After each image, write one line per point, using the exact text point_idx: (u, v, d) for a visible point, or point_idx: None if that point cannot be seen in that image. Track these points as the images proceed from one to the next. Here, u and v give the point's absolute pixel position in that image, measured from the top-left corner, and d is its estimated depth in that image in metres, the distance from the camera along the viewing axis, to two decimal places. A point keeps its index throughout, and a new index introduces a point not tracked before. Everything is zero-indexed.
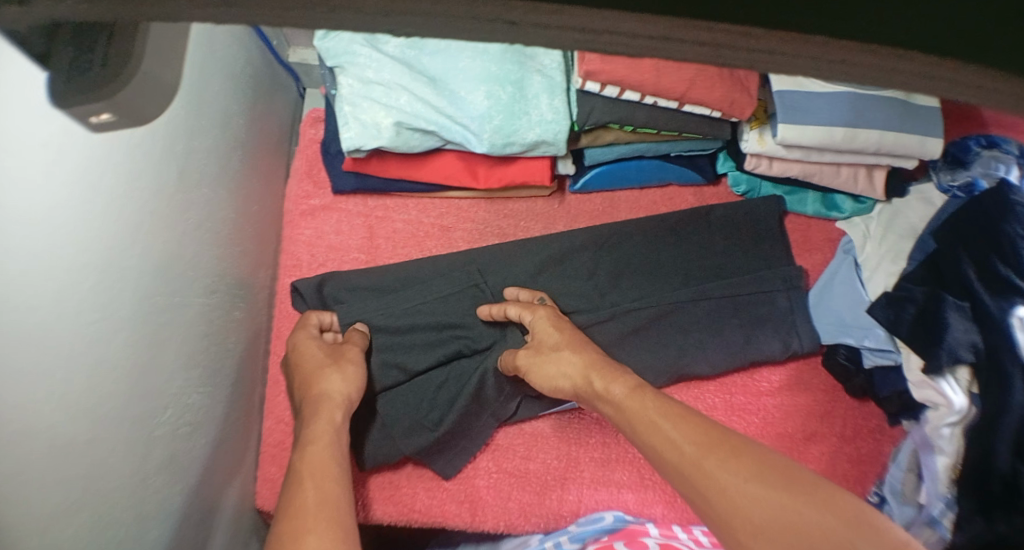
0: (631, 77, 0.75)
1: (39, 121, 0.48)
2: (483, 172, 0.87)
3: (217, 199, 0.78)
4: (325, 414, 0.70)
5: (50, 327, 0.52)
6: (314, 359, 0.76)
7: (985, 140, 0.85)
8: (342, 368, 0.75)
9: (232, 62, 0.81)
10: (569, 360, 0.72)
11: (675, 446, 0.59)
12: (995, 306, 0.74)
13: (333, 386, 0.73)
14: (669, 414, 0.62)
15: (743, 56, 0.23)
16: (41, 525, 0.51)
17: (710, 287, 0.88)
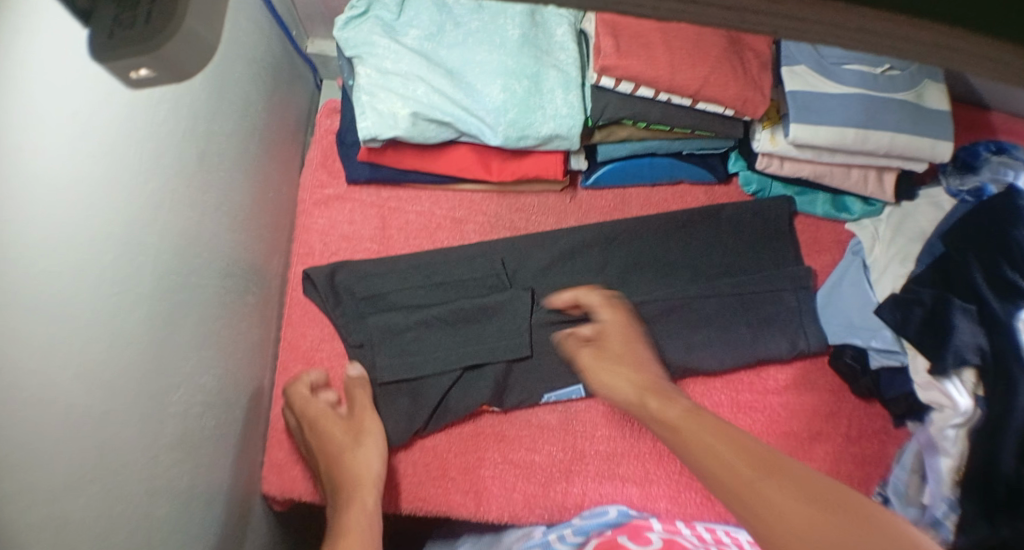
0: (646, 73, 0.76)
1: (64, 96, 0.51)
2: (496, 165, 0.87)
3: (235, 183, 0.80)
4: (359, 502, 0.73)
5: (71, 297, 0.54)
6: (336, 431, 0.78)
7: (995, 146, 0.88)
8: (371, 441, 0.78)
9: (253, 50, 0.83)
10: (636, 375, 0.71)
11: (732, 467, 0.58)
12: (1002, 309, 0.75)
13: (366, 462, 0.76)
14: (732, 447, 0.60)
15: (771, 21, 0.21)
16: (56, 491, 0.53)
17: (720, 284, 0.88)
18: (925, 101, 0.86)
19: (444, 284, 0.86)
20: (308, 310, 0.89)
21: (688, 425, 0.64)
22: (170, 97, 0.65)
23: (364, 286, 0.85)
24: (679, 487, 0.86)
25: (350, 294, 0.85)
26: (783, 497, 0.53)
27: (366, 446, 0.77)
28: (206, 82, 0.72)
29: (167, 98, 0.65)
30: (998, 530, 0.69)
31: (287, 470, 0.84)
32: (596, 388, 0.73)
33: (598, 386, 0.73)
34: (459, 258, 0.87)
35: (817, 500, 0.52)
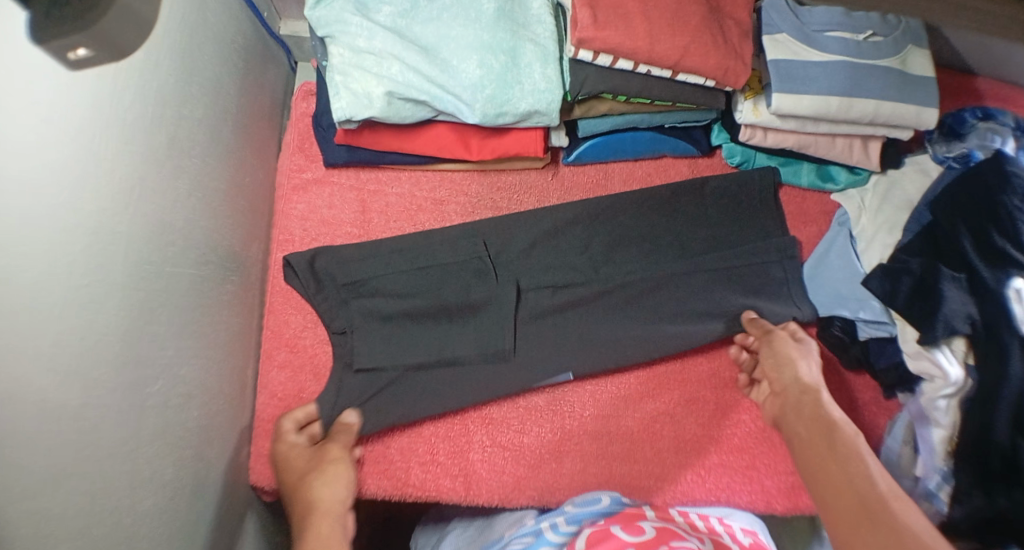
0: (625, 44, 0.75)
1: (21, 81, 0.50)
2: (475, 143, 0.86)
3: (208, 169, 0.78)
4: (315, 528, 0.72)
5: (40, 288, 0.53)
6: (297, 466, 0.77)
7: (981, 112, 0.87)
8: (330, 468, 0.76)
9: (223, 31, 0.81)
10: (801, 381, 0.79)
11: (812, 461, 0.70)
12: (992, 277, 0.75)
13: (323, 492, 0.74)
14: (809, 448, 0.72)
15: None
16: (34, 486, 0.52)
17: (707, 261, 0.88)
18: (909, 67, 0.84)
19: (426, 267, 0.84)
20: (289, 296, 0.88)
21: (809, 428, 0.73)
22: (136, 82, 0.64)
23: (345, 272, 0.83)
24: (669, 464, 0.86)
25: (331, 279, 0.84)
26: (841, 498, 0.64)
27: (328, 475, 0.76)
28: (172, 65, 0.70)
29: (133, 83, 0.63)
30: (997, 501, 0.72)
31: None
32: (773, 382, 0.81)
33: (774, 386, 0.81)
34: (443, 240, 0.86)
35: (860, 502, 0.63)
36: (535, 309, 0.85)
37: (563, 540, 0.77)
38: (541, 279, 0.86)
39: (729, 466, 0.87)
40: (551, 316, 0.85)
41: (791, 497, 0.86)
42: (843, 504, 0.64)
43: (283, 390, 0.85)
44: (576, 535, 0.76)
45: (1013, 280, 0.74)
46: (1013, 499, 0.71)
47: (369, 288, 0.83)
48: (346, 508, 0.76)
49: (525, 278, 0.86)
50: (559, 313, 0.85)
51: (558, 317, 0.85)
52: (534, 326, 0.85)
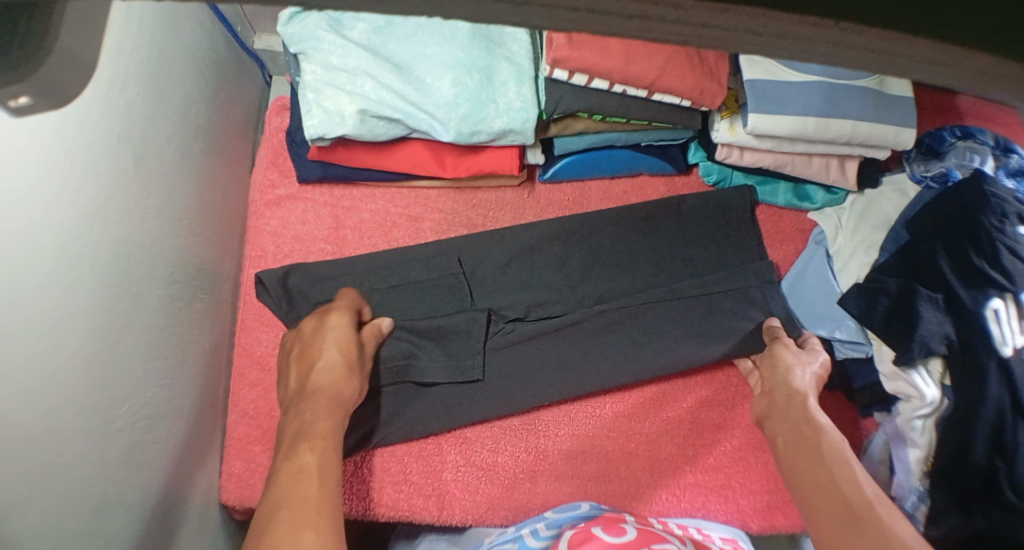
0: (600, 65, 0.74)
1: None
2: (450, 161, 0.85)
3: (178, 185, 0.77)
4: (325, 411, 0.70)
5: (6, 311, 0.52)
6: (327, 343, 0.75)
7: (961, 131, 0.87)
8: (360, 367, 0.75)
9: (194, 47, 0.80)
10: (791, 383, 0.79)
11: (800, 462, 0.71)
12: (970, 297, 0.75)
13: (343, 385, 0.73)
14: (799, 449, 0.73)
15: None
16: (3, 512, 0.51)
17: (684, 286, 0.87)
18: (886, 87, 0.84)
19: (399, 286, 0.84)
20: (261, 313, 0.87)
21: (801, 433, 0.74)
22: (104, 98, 0.63)
23: (318, 291, 0.83)
24: (644, 483, 0.85)
25: (304, 297, 0.83)
26: (829, 495, 0.66)
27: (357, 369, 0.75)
28: (141, 81, 0.69)
29: (100, 99, 0.62)
30: (974, 520, 0.72)
31: (245, 478, 0.83)
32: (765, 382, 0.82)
33: (765, 385, 0.82)
34: (419, 258, 0.86)
35: (844, 506, 0.64)
36: (502, 339, 0.84)
37: (544, 544, 0.75)
38: (517, 297, 0.85)
39: (705, 485, 0.86)
40: (520, 344, 0.84)
41: (766, 518, 0.86)
42: (828, 505, 0.65)
43: (255, 408, 0.84)
44: (558, 538, 0.74)
45: (991, 301, 0.74)
46: (991, 519, 0.71)
47: None
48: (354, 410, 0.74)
49: (500, 296, 0.86)
50: (533, 340, 0.84)
51: (533, 344, 0.84)
52: (504, 347, 0.83)
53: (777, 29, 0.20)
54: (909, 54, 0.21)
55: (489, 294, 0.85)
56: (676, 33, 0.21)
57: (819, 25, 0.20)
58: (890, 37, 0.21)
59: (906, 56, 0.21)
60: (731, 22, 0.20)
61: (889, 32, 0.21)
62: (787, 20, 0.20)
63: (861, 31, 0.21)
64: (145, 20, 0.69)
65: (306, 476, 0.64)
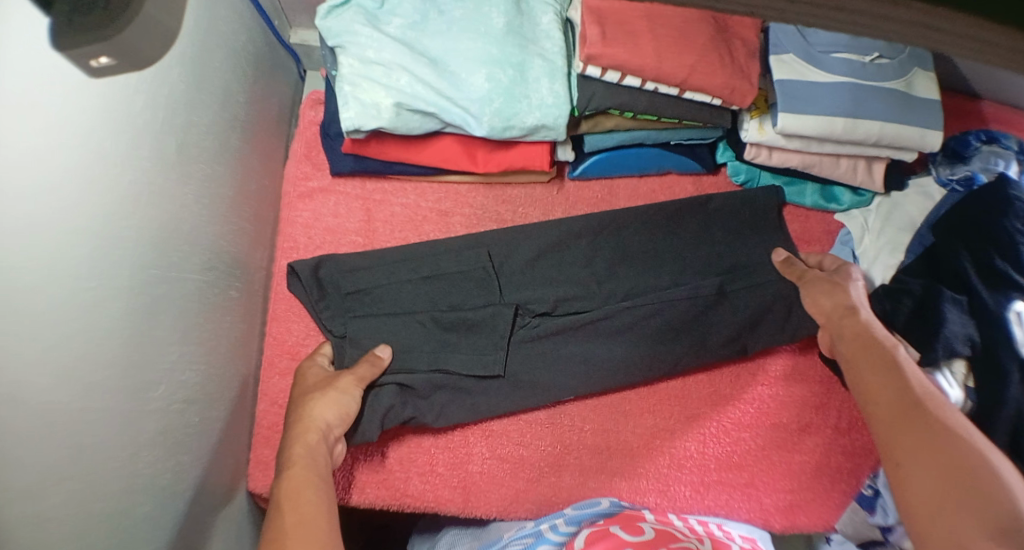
0: (632, 62, 0.75)
1: (51, 78, 0.51)
2: (481, 156, 0.86)
3: (215, 174, 0.78)
4: (304, 438, 0.71)
5: (47, 286, 0.53)
6: (309, 384, 0.78)
7: (986, 136, 0.89)
8: (334, 387, 0.76)
9: (235, 40, 0.82)
10: (845, 308, 0.76)
11: (856, 365, 0.70)
12: (992, 300, 0.76)
13: (317, 409, 0.74)
14: (857, 357, 0.71)
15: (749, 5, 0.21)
16: (37, 481, 0.53)
17: (705, 285, 0.86)
18: (913, 90, 0.85)
19: (430, 278, 0.84)
20: (292, 303, 0.88)
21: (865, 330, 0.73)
22: (147, 88, 0.64)
23: (349, 281, 0.83)
24: (668, 479, 0.86)
25: (335, 287, 0.84)
26: (894, 389, 0.65)
27: (336, 394, 0.75)
28: (182, 71, 0.70)
29: (144, 90, 0.64)
30: None
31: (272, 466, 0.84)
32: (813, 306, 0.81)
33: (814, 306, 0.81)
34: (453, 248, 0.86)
35: (905, 410, 0.62)
36: (528, 333, 0.84)
37: (563, 540, 0.77)
38: (545, 291, 0.85)
39: (726, 484, 0.87)
40: (550, 338, 0.84)
41: (788, 516, 0.87)
42: (889, 395, 0.65)
43: (284, 397, 0.86)
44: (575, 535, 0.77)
45: (1014, 303, 0.75)
46: None
47: (377, 298, 0.83)
48: (337, 433, 0.74)
49: (528, 289, 0.85)
50: (561, 336, 0.84)
51: (558, 339, 0.84)
52: (527, 341, 0.83)
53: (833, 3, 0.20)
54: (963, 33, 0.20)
55: (516, 289, 0.85)
56: None
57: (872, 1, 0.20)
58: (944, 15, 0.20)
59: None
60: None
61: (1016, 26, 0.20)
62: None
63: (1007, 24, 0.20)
64: (189, 14, 0.71)
65: (282, 502, 0.64)
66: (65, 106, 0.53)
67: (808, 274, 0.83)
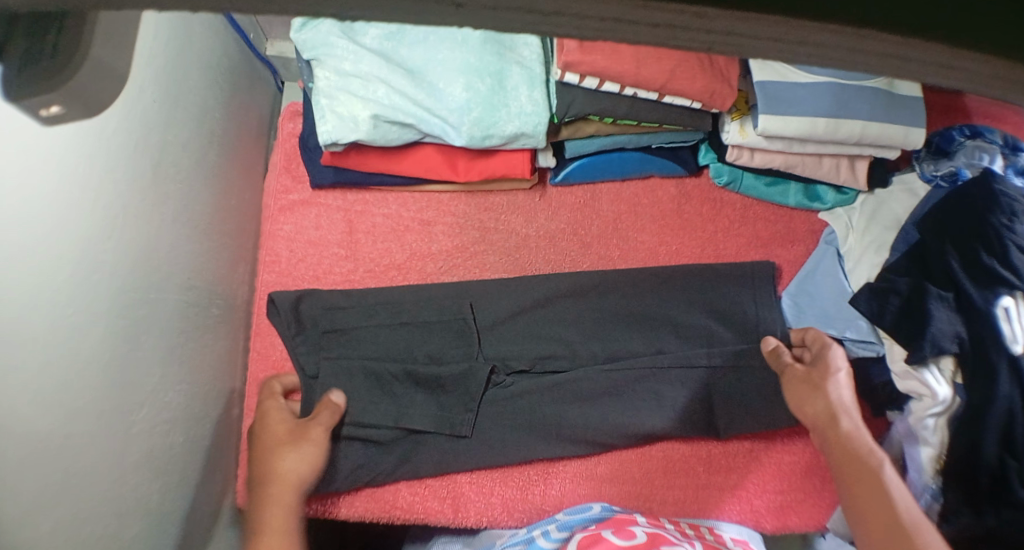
0: (612, 69, 0.74)
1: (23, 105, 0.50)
2: (462, 165, 0.86)
3: (193, 193, 0.78)
4: (274, 498, 0.72)
5: (29, 317, 0.52)
6: (277, 429, 0.76)
7: (969, 131, 0.87)
8: (305, 441, 0.75)
9: (209, 55, 0.81)
10: (835, 414, 0.75)
11: (850, 481, 0.70)
12: (980, 297, 0.75)
13: (286, 463, 0.73)
14: (851, 477, 0.70)
15: (701, 37, 0.21)
16: (28, 512, 0.53)
17: (689, 294, 0.88)
18: (896, 88, 0.84)
19: (408, 325, 0.83)
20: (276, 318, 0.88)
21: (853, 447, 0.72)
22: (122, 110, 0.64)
23: (327, 319, 0.82)
24: (656, 484, 0.86)
25: (314, 323, 0.83)
26: (891, 518, 0.65)
27: (303, 449, 0.75)
28: (157, 90, 0.70)
29: (118, 112, 0.63)
30: (985, 519, 0.72)
31: None
32: (798, 410, 0.79)
33: (800, 408, 0.79)
34: (430, 299, 0.85)
35: (899, 531, 0.63)
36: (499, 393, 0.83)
37: (553, 546, 0.78)
38: (525, 347, 0.84)
39: (718, 486, 0.87)
40: (519, 396, 0.84)
41: (780, 517, 0.87)
42: (885, 522, 0.65)
43: None
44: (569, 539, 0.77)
45: (1000, 299, 0.74)
46: (1001, 516, 0.71)
47: (350, 343, 0.82)
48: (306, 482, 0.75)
49: (508, 345, 0.85)
50: (532, 394, 0.83)
51: (531, 397, 0.84)
52: (500, 399, 0.83)
53: (797, 37, 0.21)
54: (926, 59, 0.21)
55: (498, 301, 0.85)
56: (700, 40, 0.21)
57: (835, 33, 0.21)
58: (903, 42, 0.21)
59: (981, 71, 0.22)
60: (753, 31, 0.21)
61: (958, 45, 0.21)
62: (808, 27, 0.21)
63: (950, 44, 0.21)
64: (162, 32, 0.70)
65: None
66: (41, 135, 0.52)
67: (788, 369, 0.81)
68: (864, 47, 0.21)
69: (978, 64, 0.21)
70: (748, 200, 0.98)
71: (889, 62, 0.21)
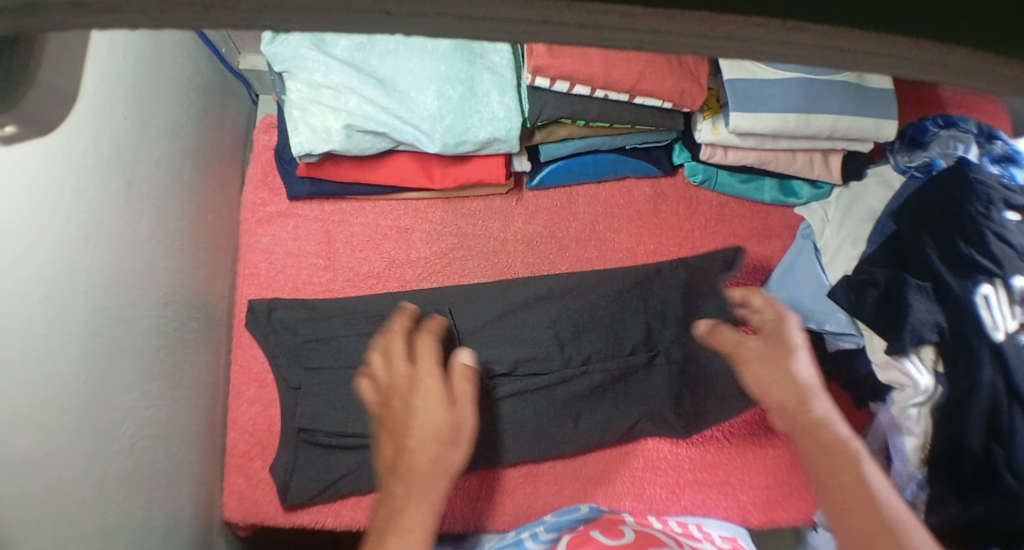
0: (580, 71, 0.74)
1: None
2: (437, 171, 0.86)
3: (167, 208, 0.78)
4: (406, 463, 0.62)
5: (6, 336, 0.52)
6: (398, 380, 0.68)
7: (943, 122, 0.89)
8: (432, 379, 0.67)
9: (179, 71, 0.82)
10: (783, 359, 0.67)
11: (789, 416, 0.64)
12: (960, 286, 0.76)
13: (412, 416, 0.64)
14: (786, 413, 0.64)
15: (631, 37, 0.20)
16: (10, 530, 0.53)
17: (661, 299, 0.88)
18: (867, 81, 0.85)
19: (387, 333, 0.84)
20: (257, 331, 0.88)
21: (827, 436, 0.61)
22: (91, 129, 0.64)
23: (309, 328, 0.83)
24: (643, 482, 0.87)
25: (293, 331, 0.84)
26: (842, 462, 0.59)
27: (427, 404, 0.65)
28: (128, 105, 0.70)
29: (87, 129, 0.63)
30: (974, 508, 0.73)
31: (247, 494, 0.84)
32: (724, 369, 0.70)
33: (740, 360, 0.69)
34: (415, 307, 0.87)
35: (849, 475, 0.58)
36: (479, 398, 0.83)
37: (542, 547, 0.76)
38: (506, 351, 0.84)
39: (702, 483, 0.87)
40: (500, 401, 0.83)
41: (765, 512, 0.87)
42: (835, 465, 0.60)
43: (254, 425, 0.86)
44: (558, 539, 0.76)
45: (980, 287, 0.75)
46: (991, 505, 0.72)
47: (332, 350, 0.82)
48: (460, 429, 0.65)
49: (490, 349, 0.84)
50: (512, 398, 0.83)
51: (512, 402, 0.83)
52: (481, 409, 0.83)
53: (723, 32, 0.21)
54: (859, 50, 0.21)
55: (474, 311, 0.86)
56: (628, 40, 0.20)
57: (762, 26, 0.21)
58: (835, 33, 0.21)
59: (913, 60, 0.21)
60: (682, 27, 0.20)
61: (883, 35, 0.21)
62: (733, 22, 0.20)
63: (870, 35, 0.21)
64: (130, 49, 0.70)
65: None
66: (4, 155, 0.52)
67: (743, 346, 0.70)
68: (793, 40, 0.21)
69: (907, 51, 0.21)
70: (723, 198, 0.99)
71: (817, 53, 0.21)
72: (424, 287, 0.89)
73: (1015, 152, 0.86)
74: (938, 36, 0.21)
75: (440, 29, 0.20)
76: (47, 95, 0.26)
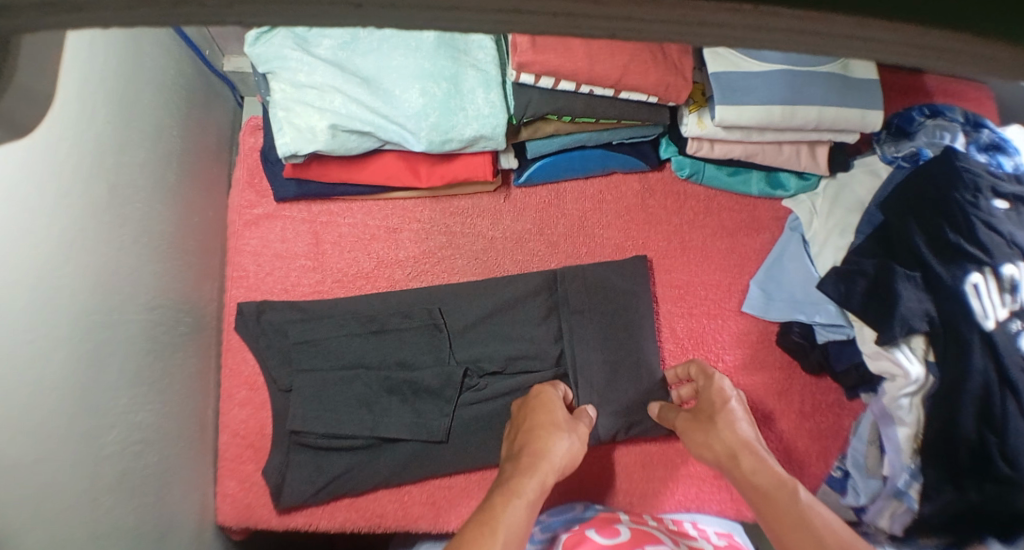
0: (565, 66, 0.74)
1: None
2: (424, 170, 0.86)
3: (153, 212, 0.77)
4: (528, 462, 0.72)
5: None
6: (527, 406, 0.80)
7: (929, 111, 0.90)
8: (554, 410, 0.78)
9: (162, 74, 0.81)
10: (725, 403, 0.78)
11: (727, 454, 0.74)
12: (949, 275, 0.75)
13: (538, 429, 0.75)
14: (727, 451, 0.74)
15: (602, 26, 0.21)
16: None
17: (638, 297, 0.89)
18: (851, 73, 0.85)
19: (380, 332, 0.84)
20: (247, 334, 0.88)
21: (762, 476, 0.70)
22: (74, 134, 0.63)
23: (298, 330, 0.83)
24: (638, 478, 0.86)
25: (283, 333, 0.84)
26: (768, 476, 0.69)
27: (547, 423, 0.76)
28: (111, 108, 0.70)
29: (71, 133, 0.63)
30: (968, 496, 0.73)
31: (241, 498, 0.84)
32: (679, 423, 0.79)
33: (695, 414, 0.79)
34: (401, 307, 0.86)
35: (775, 483, 0.68)
36: (473, 396, 0.83)
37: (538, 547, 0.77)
38: (496, 348, 0.85)
39: (697, 477, 0.87)
40: (493, 400, 0.84)
41: None
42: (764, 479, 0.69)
43: (246, 427, 0.86)
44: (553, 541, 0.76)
45: (969, 275, 0.75)
46: (984, 493, 0.72)
47: (324, 351, 0.82)
48: (570, 455, 0.75)
49: (479, 347, 0.85)
50: (503, 396, 0.83)
51: (504, 400, 0.84)
52: (471, 407, 0.83)
53: (695, 18, 0.20)
54: (836, 34, 0.21)
55: (461, 311, 0.86)
56: (601, 29, 0.21)
57: (735, 11, 0.20)
58: (810, 18, 0.20)
59: (885, 42, 0.21)
60: (652, 14, 0.20)
61: (858, 17, 0.21)
62: (705, 10, 0.20)
63: (846, 19, 0.20)
64: (110, 53, 0.70)
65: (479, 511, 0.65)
66: None
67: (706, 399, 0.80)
68: (769, 28, 0.20)
69: (882, 33, 0.21)
70: (711, 191, 0.99)
71: (793, 37, 0.21)
72: (413, 287, 0.89)
73: (1002, 140, 0.87)
74: (915, 18, 0.21)
75: (411, 18, 0.20)
76: (16, 99, 0.26)
